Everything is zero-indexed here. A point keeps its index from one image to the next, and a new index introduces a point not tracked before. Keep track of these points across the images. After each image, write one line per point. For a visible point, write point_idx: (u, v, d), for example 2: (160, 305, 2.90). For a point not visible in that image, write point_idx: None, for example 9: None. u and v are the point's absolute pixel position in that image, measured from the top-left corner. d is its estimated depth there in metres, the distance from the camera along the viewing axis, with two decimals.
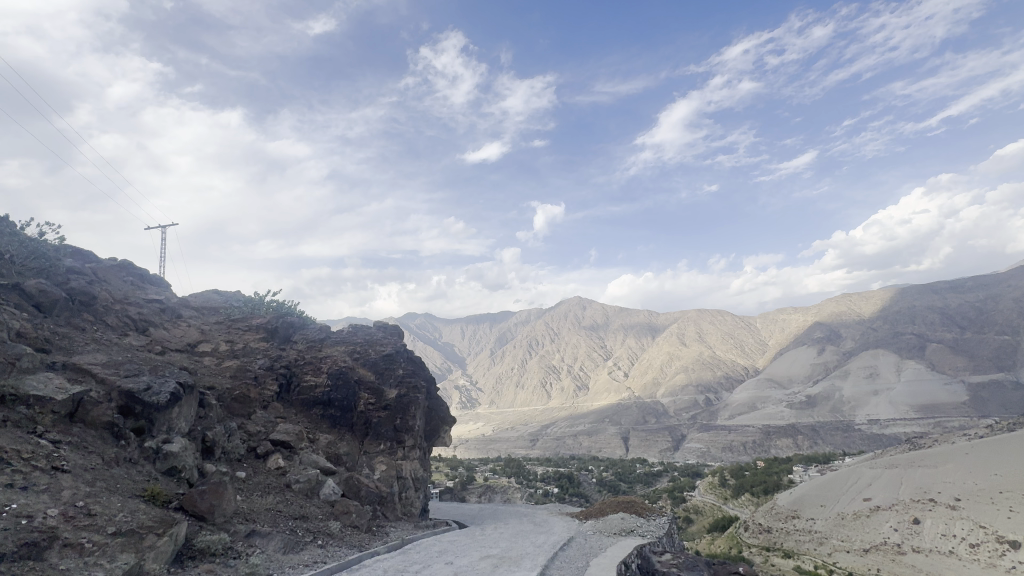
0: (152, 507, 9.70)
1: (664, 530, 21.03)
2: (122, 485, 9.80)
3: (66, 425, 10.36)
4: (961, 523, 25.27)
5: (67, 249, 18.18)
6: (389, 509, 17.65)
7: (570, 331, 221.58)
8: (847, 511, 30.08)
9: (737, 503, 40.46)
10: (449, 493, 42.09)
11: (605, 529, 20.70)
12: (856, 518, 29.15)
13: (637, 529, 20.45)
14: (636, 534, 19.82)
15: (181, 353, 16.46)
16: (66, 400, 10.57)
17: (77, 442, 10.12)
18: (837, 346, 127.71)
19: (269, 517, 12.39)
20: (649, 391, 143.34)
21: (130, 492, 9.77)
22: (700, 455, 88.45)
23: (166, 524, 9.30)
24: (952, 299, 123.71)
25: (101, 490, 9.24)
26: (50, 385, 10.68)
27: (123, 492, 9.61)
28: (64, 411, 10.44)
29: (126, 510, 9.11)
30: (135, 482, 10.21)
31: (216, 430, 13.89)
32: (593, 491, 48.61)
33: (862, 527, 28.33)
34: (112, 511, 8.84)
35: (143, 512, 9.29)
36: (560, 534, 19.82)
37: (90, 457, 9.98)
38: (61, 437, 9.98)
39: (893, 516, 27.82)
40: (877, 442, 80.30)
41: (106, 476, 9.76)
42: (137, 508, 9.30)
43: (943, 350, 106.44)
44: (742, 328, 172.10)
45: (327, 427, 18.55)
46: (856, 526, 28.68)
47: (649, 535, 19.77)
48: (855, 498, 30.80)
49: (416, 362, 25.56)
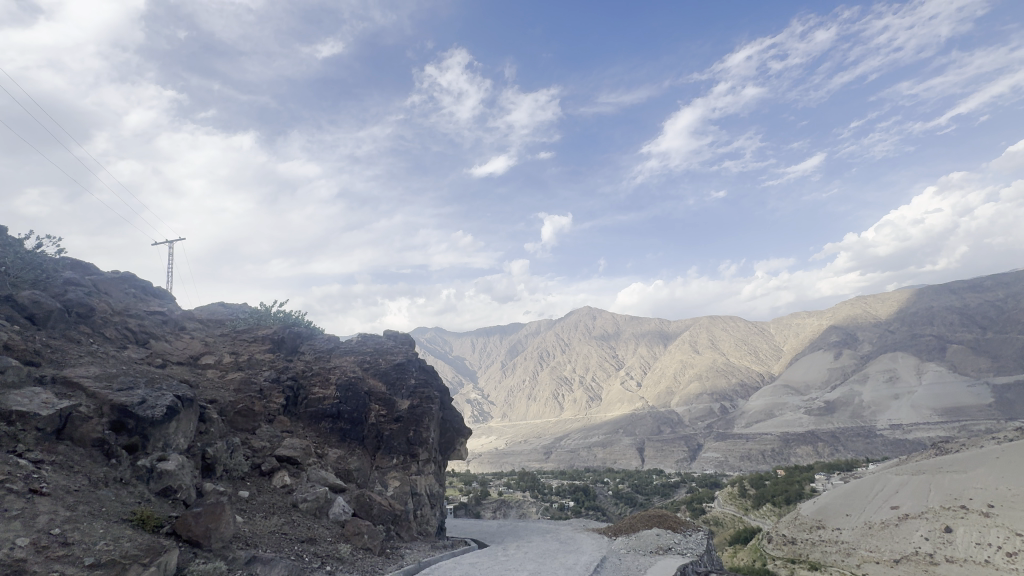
0: (140, 534, 8.90)
1: (704, 548, 19.64)
2: (108, 508, 9.05)
3: (51, 443, 9.69)
4: (996, 531, 23.67)
5: (66, 262, 17.69)
6: (403, 528, 16.71)
7: (581, 342, 219.50)
8: (874, 520, 28.38)
9: (759, 514, 38.69)
10: (463, 508, 40.99)
11: (640, 547, 19.48)
12: (884, 528, 27.46)
13: (676, 547, 19.15)
14: (675, 552, 18.57)
15: (182, 366, 15.84)
16: (53, 415, 9.92)
17: (61, 461, 9.43)
18: (854, 349, 124.53)
19: (273, 540, 11.58)
20: (663, 401, 140.74)
21: (116, 516, 9.00)
22: (718, 465, 86.05)
23: (153, 552, 8.52)
24: (971, 298, 119.99)
25: (82, 515, 8.48)
26: (35, 400, 10.01)
27: (109, 516, 8.85)
28: (50, 428, 9.79)
29: (111, 537, 8.35)
30: (123, 505, 9.43)
31: (217, 446, 13.18)
32: (610, 504, 47.06)
33: (890, 537, 26.64)
34: (93, 538, 8.10)
35: (128, 539, 8.51)
36: (592, 555, 18.58)
37: (75, 477, 9.28)
38: (46, 457, 9.32)
39: (923, 525, 26.15)
40: (900, 448, 77.40)
41: (91, 499, 9.01)
42: (121, 535, 8.51)
43: (964, 351, 103.06)
44: (756, 334, 169.09)
45: (337, 441, 17.72)
46: (886, 536, 26.97)
47: (689, 553, 18.51)
48: (882, 506, 29.09)
49: (429, 372, 24.74)
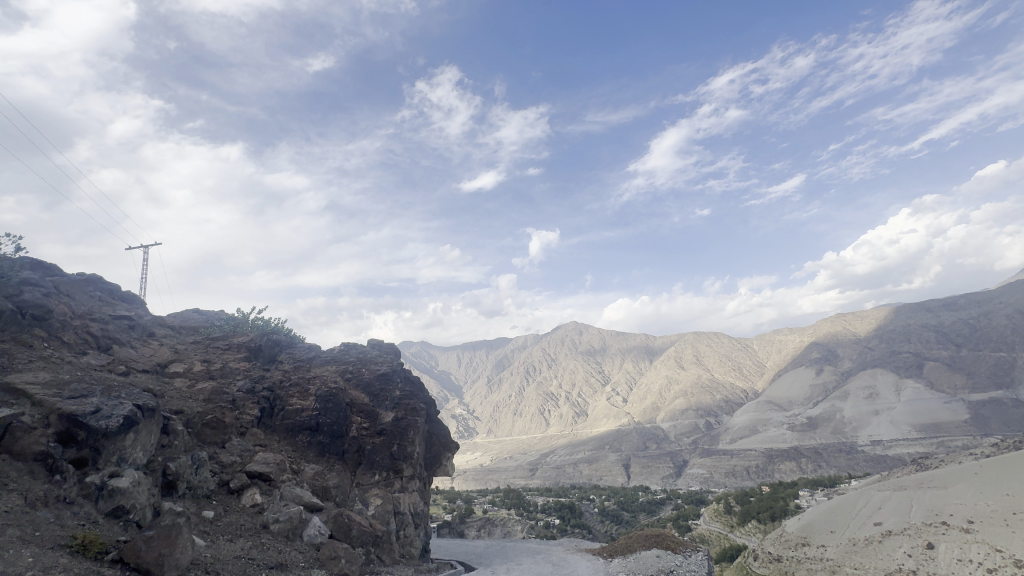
0: (77, 562, 7.92)
1: (705, 571, 19.01)
2: (42, 533, 8.09)
3: None
4: (976, 547, 23.22)
5: (26, 261, 16.68)
6: (384, 551, 15.71)
7: (567, 357, 218.99)
8: (859, 537, 27.80)
9: (744, 531, 38.07)
10: (447, 527, 39.69)
11: (640, 570, 18.77)
12: (868, 544, 26.91)
13: (676, 570, 18.52)
14: None
15: (147, 375, 14.85)
16: None
17: None
18: (835, 366, 125.96)
19: (237, 567, 10.56)
20: (648, 416, 140.09)
21: (51, 543, 8.01)
22: (703, 481, 85.35)
23: None
24: (946, 316, 122.52)
25: (9, 541, 7.52)
26: None
27: (42, 543, 7.89)
28: None
29: (40, 568, 7.38)
30: (62, 528, 8.46)
31: (180, 461, 12.25)
32: (596, 522, 45.98)
33: (874, 553, 26.11)
34: (17, 569, 7.12)
35: (62, 570, 7.54)
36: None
37: (8, 498, 8.34)
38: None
39: (906, 541, 25.66)
40: (882, 464, 77.71)
41: (23, 521, 8.06)
42: (53, 564, 7.54)
43: (940, 368, 104.81)
44: (739, 350, 170.31)
45: (314, 456, 16.72)
46: (869, 552, 26.41)
47: None
48: (865, 522, 28.60)
49: (415, 383, 23.79)
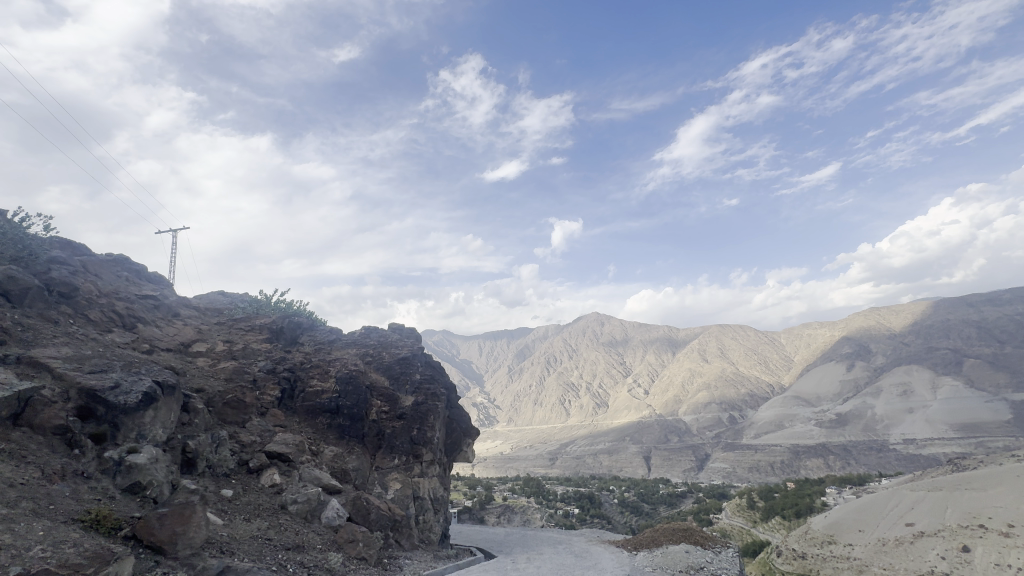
0: (89, 538, 7.91)
1: (738, 569, 18.39)
2: (57, 507, 8.11)
3: (6, 429, 8.89)
4: (1015, 552, 21.76)
5: (55, 242, 17.04)
6: (403, 535, 15.63)
7: (589, 348, 217.80)
8: (889, 537, 26.59)
9: (767, 527, 37.09)
10: (467, 513, 39.93)
11: (669, 566, 18.28)
12: (898, 545, 25.69)
13: (708, 567, 18.01)
14: None
15: (170, 353, 15.04)
16: (11, 398, 9.14)
17: (14, 449, 8.62)
18: (867, 361, 121.56)
19: (253, 547, 10.49)
20: (670, 409, 138.28)
21: (65, 516, 8.03)
22: (726, 476, 83.84)
23: (101, 560, 7.53)
24: (989, 312, 116.36)
25: (22, 513, 7.55)
26: None
27: (56, 516, 7.91)
28: (6, 413, 9.02)
29: (50, 542, 7.37)
30: (78, 503, 8.50)
31: (199, 439, 12.29)
32: (615, 512, 45.64)
33: (905, 554, 24.88)
34: (26, 544, 7.10)
35: (71, 544, 7.49)
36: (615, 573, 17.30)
37: (25, 470, 8.40)
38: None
39: (939, 543, 24.35)
40: (915, 463, 74.71)
41: (37, 495, 8.08)
42: (63, 539, 7.52)
43: (981, 365, 99.83)
44: (766, 344, 166.10)
45: (334, 438, 16.73)
46: (899, 553, 25.18)
47: None
48: (896, 522, 27.34)
49: (435, 367, 23.66)
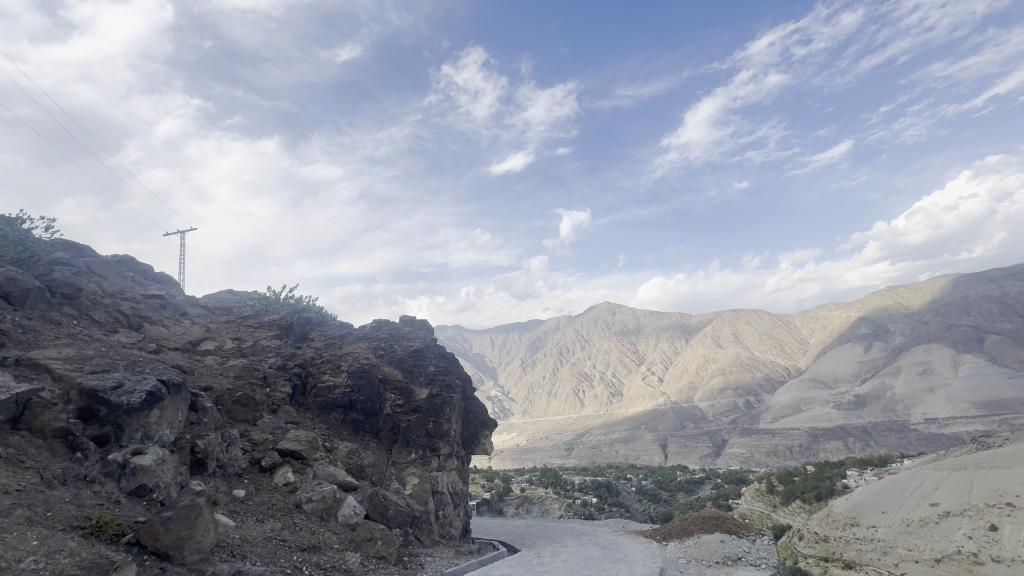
0: (88, 545, 7.64)
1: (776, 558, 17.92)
2: (56, 513, 7.84)
3: (5, 433, 8.65)
4: None
5: (58, 244, 16.91)
6: (422, 531, 15.33)
7: (601, 337, 216.87)
8: (912, 518, 25.74)
9: (787, 511, 36.39)
10: (486, 505, 39.84)
11: (703, 556, 17.84)
12: (923, 525, 24.82)
13: (745, 557, 17.51)
14: (747, 564, 16.97)
15: (178, 352, 14.81)
16: (9, 402, 8.89)
17: (12, 453, 8.38)
18: (885, 341, 119.10)
19: (267, 549, 10.18)
20: (685, 396, 137.20)
21: (63, 524, 7.73)
22: (744, 461, 82.90)
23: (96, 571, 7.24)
24: (1011, 286, 112.89)
25: (14, 522, 7.24)
26: None
27: (55, 524, 7.64)
28: (6, 417, 8.77)
29: (45, 553, 7.10)
30: (77, 508, 8.21)
31: (208, 438, 12.02)
32: (633, 501, 45.19)
33: (930, 535, 24.01)
34: (18, 554, 6.83)
35: (67, 554, 7.24)
36: (646, 565, 16.80)
37: (22, 476, 8.12)
38: None
39: (966, 522, 23.45)
40: (937, 443, 72.99)
41: (35, 501, 7.81)
42: (58, 548, 7.24)
43: (1004, 341, 97.02)
44: (781, 327, 163.70)
45: (349, 434, 16.41)
46: (925, 534, 24.34)
47: (762, 565, 16.88)
48: (920, 503, 26.41)
49: (449, 359, 23.21)
